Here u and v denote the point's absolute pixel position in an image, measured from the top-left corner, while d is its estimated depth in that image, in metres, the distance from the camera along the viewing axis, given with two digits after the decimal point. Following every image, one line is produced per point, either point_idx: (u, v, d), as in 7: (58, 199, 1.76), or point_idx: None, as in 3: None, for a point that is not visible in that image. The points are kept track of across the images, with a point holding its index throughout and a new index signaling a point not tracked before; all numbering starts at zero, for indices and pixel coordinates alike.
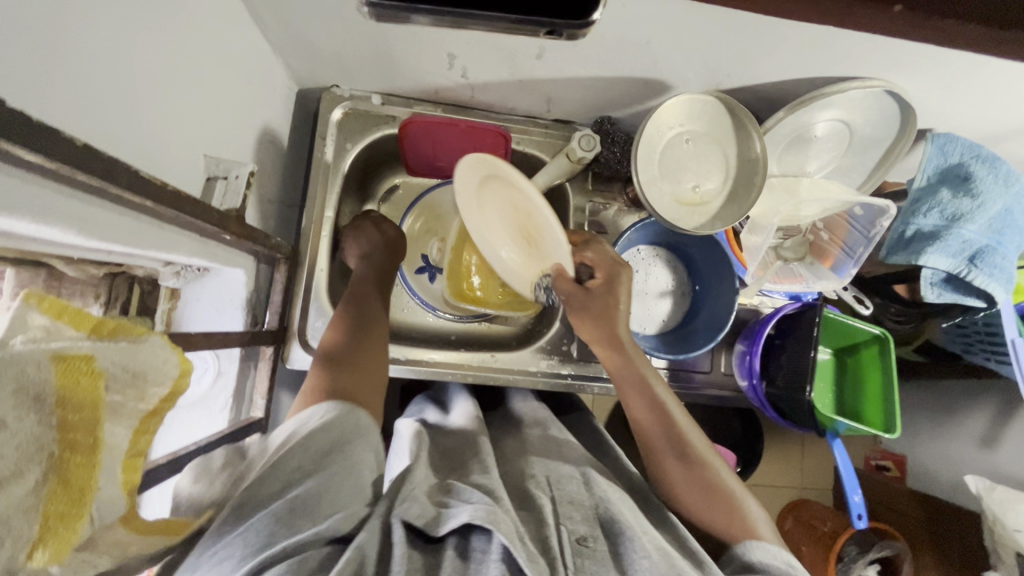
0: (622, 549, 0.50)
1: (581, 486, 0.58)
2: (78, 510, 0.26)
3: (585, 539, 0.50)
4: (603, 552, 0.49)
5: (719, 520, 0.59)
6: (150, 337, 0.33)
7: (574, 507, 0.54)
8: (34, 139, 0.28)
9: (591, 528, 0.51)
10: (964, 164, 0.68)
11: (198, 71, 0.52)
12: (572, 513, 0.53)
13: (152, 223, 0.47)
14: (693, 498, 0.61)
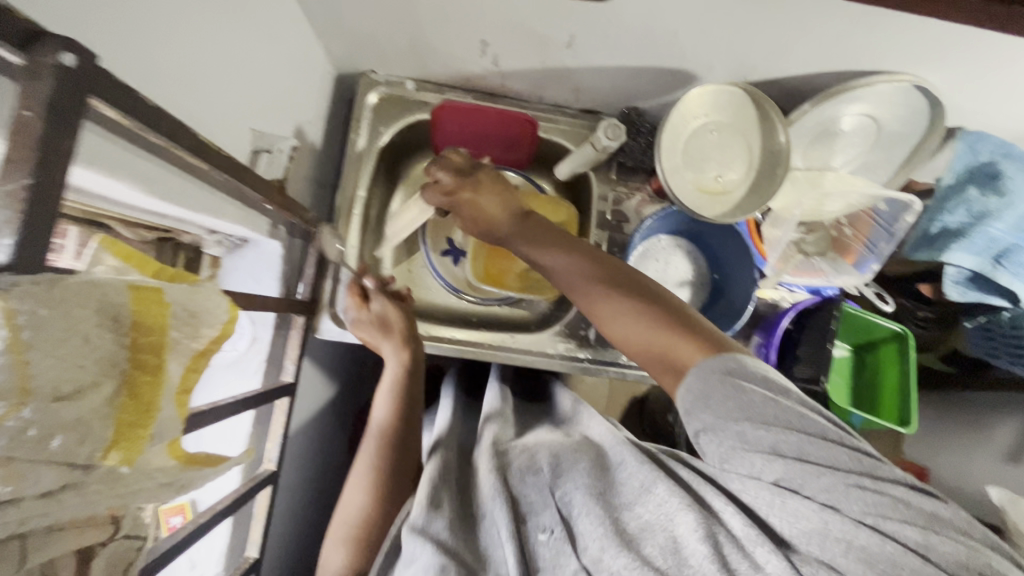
0: (578, 529, 0.53)
1: (541, 472, 0.57)
2: (145, 421, 0.29)
3: (545, 531, 0.53)
4: (562, 540, 0.52)
5: (676, 347, 0.50)
6: (204, 284, 0.37)
7: (531, 500, 0.55)
8: (118, 96, 0.32)
9: (552, 517, 0.54)
10: (994, 163, 0.69)
11: (250, 49, 0.56)
12: (532, 506, 0.55)
13: (202, 186, 0.51)
14: (642, 332, 0.52)
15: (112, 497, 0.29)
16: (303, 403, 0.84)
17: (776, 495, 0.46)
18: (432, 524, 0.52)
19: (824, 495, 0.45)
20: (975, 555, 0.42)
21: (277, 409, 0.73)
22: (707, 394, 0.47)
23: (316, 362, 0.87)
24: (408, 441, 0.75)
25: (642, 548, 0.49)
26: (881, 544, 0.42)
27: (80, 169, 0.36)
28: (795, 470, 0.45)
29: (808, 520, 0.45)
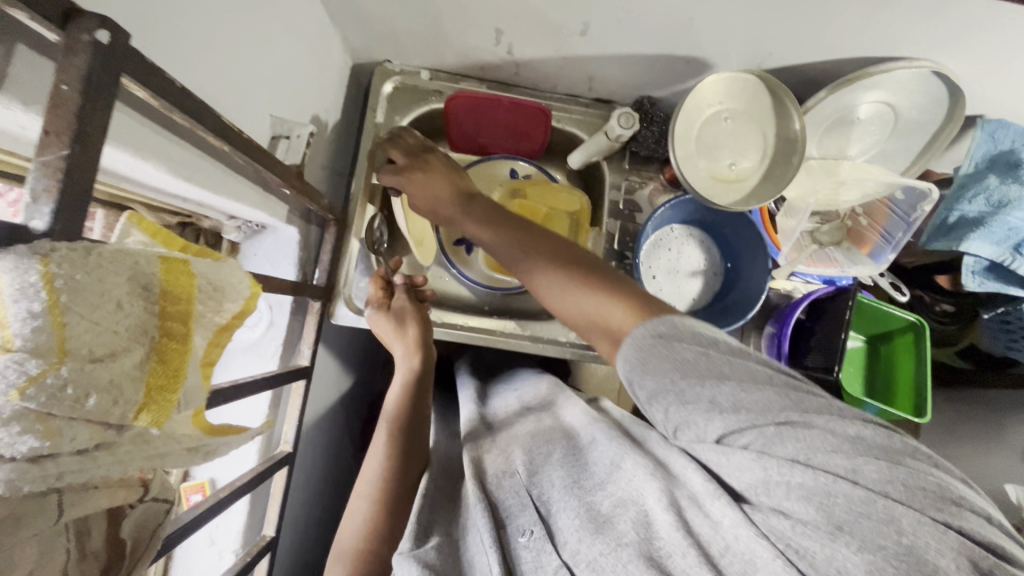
0: (557, 523, 0.53)
1: (517, 477, 0.59)
2: (173, 386, 0.30)
3: (525, 533, 0.53)
4: (541, 539, 0.52)
5: (614, 315, 0.51)
6: (227, 261, 0.38)
7: (510, 504, 0.56)
8: (147, 74, 0.33)
9: (531, 518, 0.54)
10: (1015, 151, 0.67)
11: (269, 38, 0.57)
12: (511, 510, 0.55)
13: (223, 170, 0.52)
14: (584, 304, 0.53)
15: (143, 457, 0.31)
16: (320, 388, 0.86)
17: (720, 449, 0.45)
18: (424, 551, 0.53)
19: (756, 441, 0.43)
20: (908, 468, 0.39)
21: (293, 391, 0.74)
22: (641, 356, 0.47)
23: (332, 348, 0.89)
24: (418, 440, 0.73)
25: (613, 527, 0.49)
26: (816, 480, 0.40)
27: (111, 148, 0.37)
28: (723, 418, 0.44)
29: (750, 469, 0.43)
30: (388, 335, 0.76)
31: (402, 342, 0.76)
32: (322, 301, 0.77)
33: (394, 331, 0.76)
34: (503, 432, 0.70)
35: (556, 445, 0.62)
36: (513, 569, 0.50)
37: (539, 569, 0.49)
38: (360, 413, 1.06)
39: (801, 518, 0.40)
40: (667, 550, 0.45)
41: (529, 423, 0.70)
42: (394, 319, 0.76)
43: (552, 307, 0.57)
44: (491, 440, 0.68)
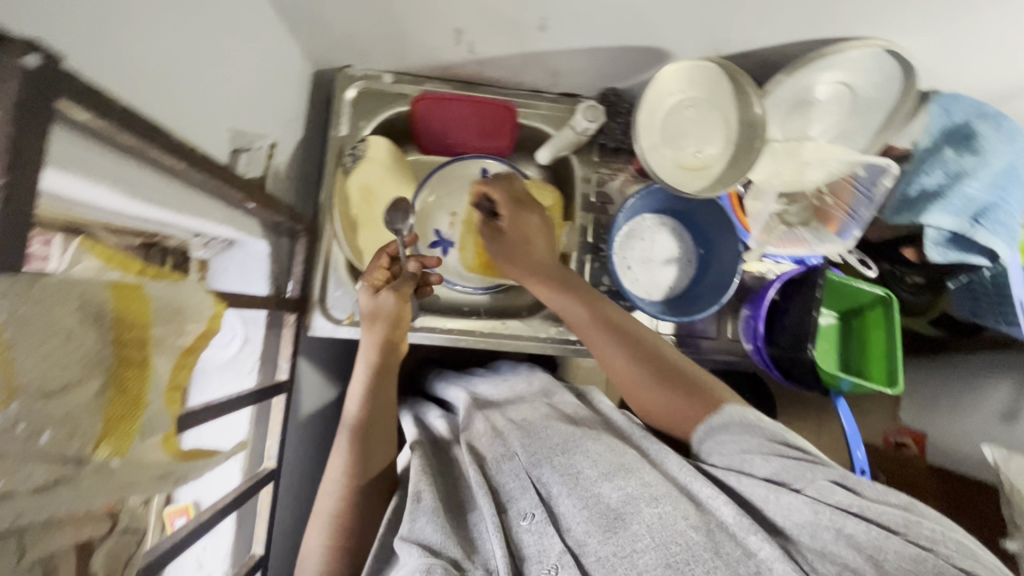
0: (560, 509, 0.53)
1: (515, 459, 0.60)
2: (134, 414, 0.30)
3: (526, 516, 0.54)
4: (543, 522, 0.52)
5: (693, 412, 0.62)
6: (186, 282, 0.37)
7: (511, 488, 0.57)
8: (86, 96, 0.32)
9: (531, 502, 0.55)
10: (968, 123, 0.70)
11: (222, 50, 0.56)
12: (512, 494, 0.57)
13: (184, 188, 0.51)
14: (666, 401, 0.64)
15: (109, 489, 0.30)
16: (303, 401, 0.85)
17: (771, 490, 0.49)
18: (422, 529, 0.53)
19: (811, 487, 0.48)
20: (960, 541, 0.43)
21: (274, 406, 0.73)
22: (722, 424, 0.58)
23: (313, 360, 0.88)
24: (381, 440, 0.71)
25: (626, 526, 0.48)
26: (867, 530, 0.44)
27: (56, 173, 0.36)
28: (787, 467, 0.50)
29: (800, 510, 0.46)
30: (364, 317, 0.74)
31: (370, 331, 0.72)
32: (296, 313, 0.77)
33: (370, 317, 0.73)
34: (506, 412, 0.72)
35: (552, 428, 0.63)
36: (516, 555, 0.51)
37: (542, 554, 0.50)
38: None
39: (846, 564, 0.43)
40: (690, 557, 0.44)
41: (531, 410, 0.70)
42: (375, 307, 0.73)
43: (637, 402, 0.67)
44: (482, 422, 0.70)
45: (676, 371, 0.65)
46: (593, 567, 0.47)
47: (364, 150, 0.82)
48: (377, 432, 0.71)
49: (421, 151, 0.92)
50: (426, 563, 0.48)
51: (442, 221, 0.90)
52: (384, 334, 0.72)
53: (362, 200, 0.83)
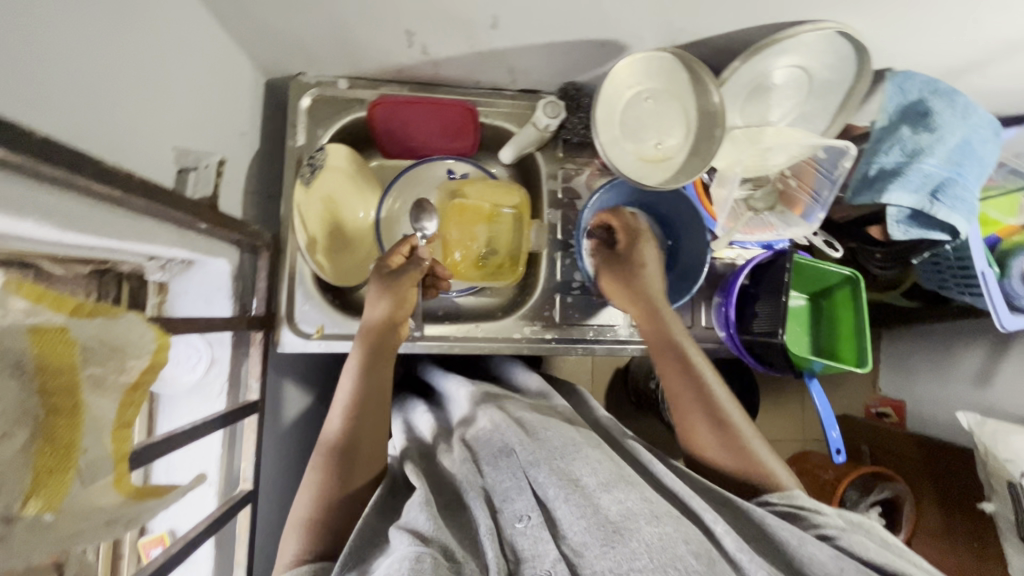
0: (556, 514, 0.51)
1: (511, 457, 0.59)
2: (66, 464, 0.29)
3: (523, 518, 0.52)
4: (539, 526, 0.51)
5: (730, 464, 0.65)
6: (127, 315, 0.36)
7: (507, 488, 0.56)
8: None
9: (528, 503, 0.53)
10: (923, 100, 0.70)
11: (157, 67, 0.54)
12: (508, 494, 0.55)
13: (127, 214, 0.49)
14: (723, 458, 0.66)
15: (49, 544, 0.29)
16: (280, 418, 0.84)
17: (796, 535, 0.51)
18: (416, 519, 0.52)
19: (845, 540, 0.51)
20: None
21: (246, 427, 0.72)
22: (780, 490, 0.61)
23: (285, 375, 0.87)
24: (366, 444, 0.65)
25: (624, 541, 0.47)
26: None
27: None
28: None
29: (823, 564, 0.48)
30: (371, 294, 0.73)
31: (372, 307, 0.72)
32: (263, 331, 0.74)
33: (378, 292, 0.72)
34: (506, 408, 0.70)
35: (557, 432, 0.61)
36: (509, 556, 0.50)
37: (536, 559, 0.48)
38: None
39: None
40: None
41: (532, 412, 0.68)
42: (384, 283, 0.73)
43: (689, 441, 0.69)
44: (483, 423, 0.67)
45: (729, 421, 0.67)
46: None
47: (323, 159, 0.80)
48: (363, 437, 0.66)
49: (385, 156, 0.91)
50: (416, 550, 0.46)
51: (409, 225, 0.89)
52: (386, 313, 0.72)
53: (326, 209, 0.82)
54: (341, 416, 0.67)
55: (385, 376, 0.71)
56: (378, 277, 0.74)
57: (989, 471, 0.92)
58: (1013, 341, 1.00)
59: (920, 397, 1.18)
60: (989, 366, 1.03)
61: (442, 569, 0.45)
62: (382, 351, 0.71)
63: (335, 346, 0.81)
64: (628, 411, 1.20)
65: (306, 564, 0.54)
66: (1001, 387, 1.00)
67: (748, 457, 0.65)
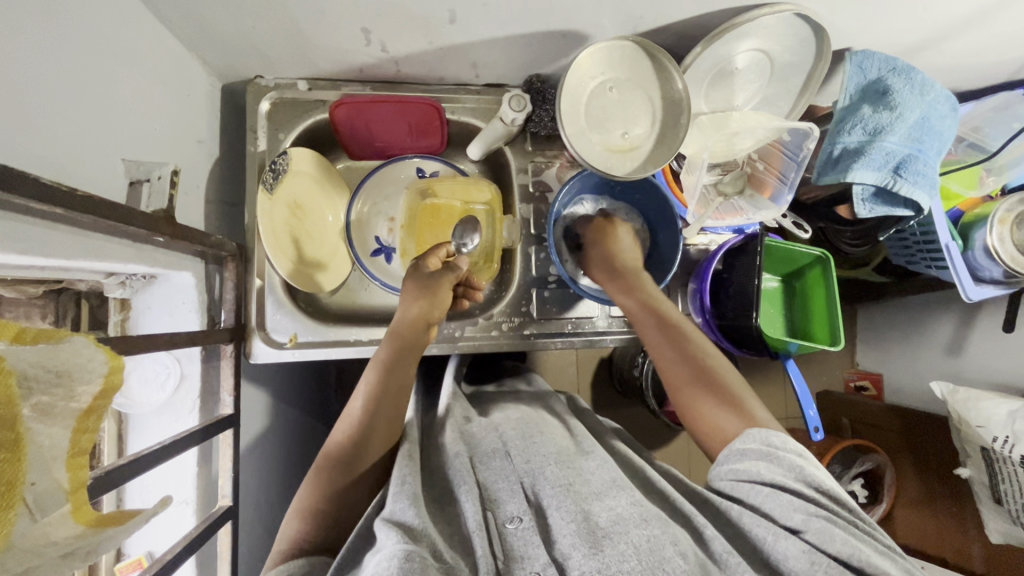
0: (549, 521, 0.51)
1: (505, 460, 0.59)
2: (9, 501, 0.28)
3: (514, 520, 0.52)
4: (530, 529, 0.50)
5: (726, 420, 0.63)
6: (72, 338, 0.34)
7: (499, 488, 0.55)
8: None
9: (520, 506, 0.53)
10: (882, 79, 0.70)
11: (99, 75, 0.51)
12: (500, 495, 0.55)
13: (73, 231, 0.47)
14: (728, 429, 0.62)
15: None
16: (260, 429, 0.83)
17: (772, 530, 0.51)
18: (402, 511, 0.52)
19: (813, 534, 0.50)
20: None
21: (222, 443, 0.70)
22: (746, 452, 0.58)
23: (262, 386, 0.85)
24: (377, 440, 0.64)
25: (613, 545, 0.47)
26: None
27: None
28: (791, 507, 0.52)
29: (798, 558, 0.49)
30: (406, 294, 0.74)
31: (408, 305, 0.72)
32: (233, 343, 0.72)
33: (411, 292, 0.74)
34: (494, 412, 0.71)
35: (547, 438, 0.62)
36: (498, 554, 0.49)
37: (526, 560, 0.48)
38: (312, 443, 1.03)
39: None
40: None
41: (512, 415, 0.68)
42: (420, 284, 0.74)
43: (695, 420, 0.66)
44: (479, 421, 0.68)
45: (725, 381, 0.66)
46: None
47: (286, 164, 0.77)
48: (375, 435, 0.64)
49: (351, 158, 0.90)
50: (404, 549, 0.44)
51: (380, 227, 0.89)
52: (420, 312, 0.72)
53: (292, 215, 0.80)
54: (360, 408, 0.66)
55: (408, 375, 0.70)
56: (416, 276, 0.75)
57: (962, 436, 0.95)
58: (980, 309, 1.02)
59: (897, 369, 1.21)
60: (959, 335, 1.06)
61: (430, 568, 0.44)
62: (407, 349, 0.70)
63: (310, 354, 0.79)
64: (613, 399, 1.22)
65: (303, 556, 0.53)
66: (971, 355, 1.03)
67: (742, 411, 0.63)
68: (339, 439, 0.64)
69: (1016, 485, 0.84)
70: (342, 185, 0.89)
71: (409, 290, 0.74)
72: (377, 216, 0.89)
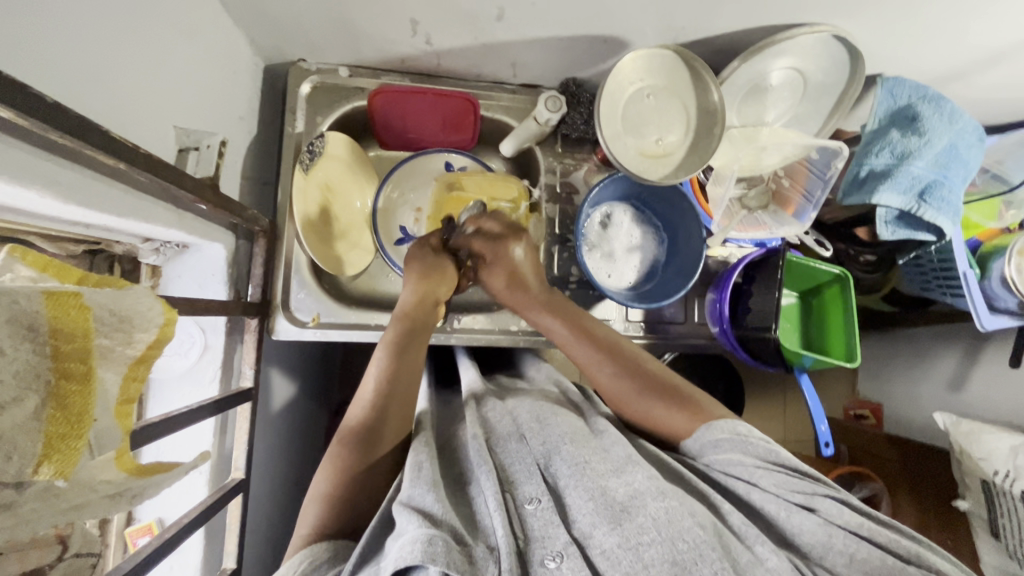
0: (566, 500, 0.52)
1: (520, 443, 0.59)
2: (78, 432, 0.29)
3: (532, 501, 0.52)
4: (550, 509, 0.51)
5: (681, 419, 0.63)
6: (134, 287, 0.35)
7: (516, 470, 0.56)
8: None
9: (538, 487, 0.53)
10: (912, 105, 0.72)
11: (160, 42, 0.53)
12: (518, 477, 0.55)
13: (125, 189, 0.48)
14: (664, 413, 0.65)
15: (54, 513, 0.29)
16: (272, 409, 0.83)
17: (784, 507, 0.51)
18: (421, 497, 0.52)
19: (823, 510, 0.51)
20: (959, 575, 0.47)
21: (239, 415, 0.70)
22: (716, 438, 0.59)
23: (275, 365, 0.85)
24: (391, 428, 0.65)
25: (631, 518, 0.47)
26: (880, 557, 0.47)
27: None
28: (788, 488, 0.53)
29: (813, 532, 0.49)
30: (411, 274, 0.76)
31: (412, 289, 0.74)
32: (259, 317, 0.73)
33: (417, 274, 0.75)
34: (508, 397, 0.70)
35: (562, 420, 0.62)
36: (518, 534, 0.50)
37: (546, 540, 0.49)
38: (315, 428, 1.03)
39: None
40: (696, 555, 0.44)
41: (526, 400, 0.68)
42: (424, 266, 0.76)
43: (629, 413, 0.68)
44: (495, 404, 0.68)
45: (675, 384, 0.67)
46: (599, 559, 0.46)
47: (322, 146, 0.79)
48: (388, 422, 0.65)
49: (382, 147, 0.91)
50: (427, 533, 0.45)
51: (407, 216, 0.90)
52: (423, 292, 0.74)
53: (323, 197, 0.81)
54: (371, 392, 0.66)
55: (419, 355, 0.71)
56: (417, 259, 0.77)
57: (964, 467, 0.95)
58: (986, 342, 1.04)
59: (895, 397, 1.21)
60: (963, 369, 1.07)
61: (453, 553, 0.44)
62: (416, 330, 0.72)
63: (331, 335, 0.80)
64: None
65: (325, 540, 0.55)
66: (974, 388, 1.04)
67: (694, 407, 0.64)
68: (353, 428, 0.64)
69: (1013, 520, 0.84)
70: (371, 172, 0.90)
71: (412, 271, 0.76)
72: (403, 205, 0.90)
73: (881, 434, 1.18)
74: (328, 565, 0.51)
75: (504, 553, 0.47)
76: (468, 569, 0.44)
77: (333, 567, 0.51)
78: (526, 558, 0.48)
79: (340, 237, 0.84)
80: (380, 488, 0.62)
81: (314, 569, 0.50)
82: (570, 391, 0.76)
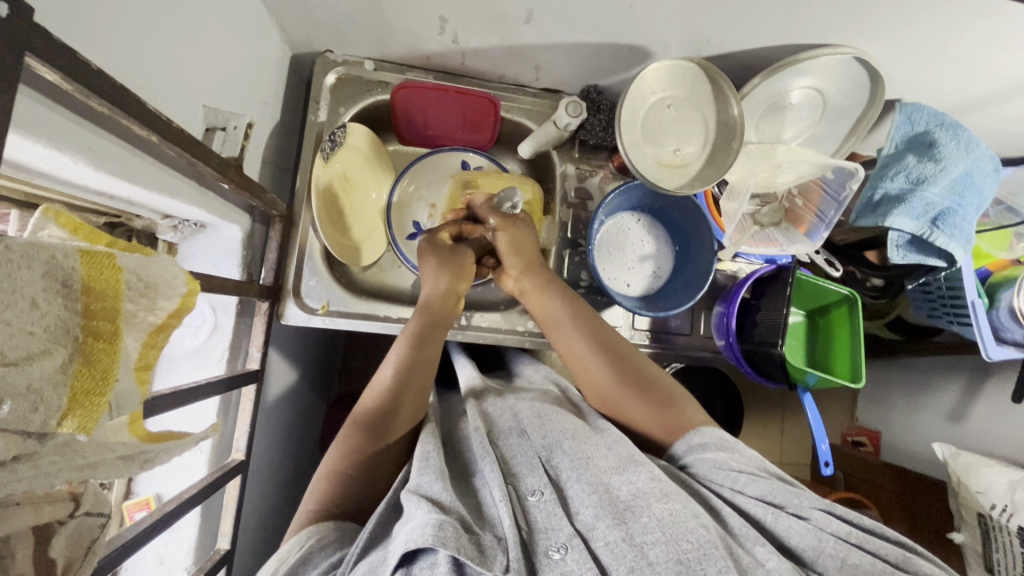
0: (569, 493, 0.52)
1: (521, 438, 0.60)
2: (102, 390, 0.29)
3: (535, 492, 0.53)
4: (553, 501, 0.51)
5: (664, 420, 0.65)
6: (159, 256, 0.36)
7: (519, 462, 0.57)
8: (43, 47, 0.30)
9: (541, 480, 0.54)
10: (929, 132, 0.73)
11: (197, 21, 0.54)
12: (520, 469, 0.56)
13: (153, 162, 0.49)
14: (649, 413, 0.65)
15: (72, 469, 0.30)
16: (274, 395, 0.84)
17: (771, 511, 0.52)
18: (428, 485, 0.52)
19: (815, 516, 0.50)
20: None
21: (243, 397, 0.70)
22: (706, 444, 0.60)
23: (281, 351, 0.85)
24: (406, 415, 0.65)
25: (635, 518, 0.48)
26: (872, 563, 0.47)
27: (18, 137, 0.35)
28: (786, 491, 0.53)
29: (802, 535, 0.49)
30: (431, 266, 0.76)
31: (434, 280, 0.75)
32: (269, 301, 0.73)
33: (440, 267, 0.76)
34: (507, 394, 0.71)
35: (563, 417, 0.62)
36: (522, 526, 0.50)
37: (551, 531, 0.49)
38: (313, 418, 1.03)
39: None
40: (700, 555, 0.44)
41: (526, 397, 0.68)
42: (445, 259, 0.77)
43: (612, 408, 0.69)
44: (495, 400, 0.68)
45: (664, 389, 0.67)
46: (603, 551, 0.46)
47: (343, 136, 0.80)
48: (399, 413, 0.64)
49: (400, 142, 0.92)
50: (437, 518, 0.45)
51: (421, 212, 0.90)
52: (447, 287, 0.75)
53: (340, 186, 0.82)
54: (389, 376, 0.66)
55: (434, 352, 0.71)
56: (443, 253, 0.77)
57: (962, 500, 0.94)
58: (989, 375, 1.03)
59: (894, 426, 1.20)
60: (964, 401, 1.06)
61: (462, 540, 0.45)
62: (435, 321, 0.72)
63: (339, 324, 0.80)
64: None
65: (331, 520, 0.55)
66: (974, 422, 1.03)
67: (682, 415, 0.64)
68: (366, 411, 0.64)
69: (1008, 554, 0.83)
70: (389, 167, 0.91)
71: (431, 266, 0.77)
72: (418, 201, 0.90)
73: (875, 461, 1.18)
74: (335, 545, 0.52)
75: (509, 542, 0.47)
76: (478, 557, 0.44)
77: (338, 549, 0.51)
78: (531, 549, 0.48)
79: (353, 228, 0.84)
80: (387, 473, 0.62)
81: (325, 547, 0.51)
82: (574, 394, 0.76)
